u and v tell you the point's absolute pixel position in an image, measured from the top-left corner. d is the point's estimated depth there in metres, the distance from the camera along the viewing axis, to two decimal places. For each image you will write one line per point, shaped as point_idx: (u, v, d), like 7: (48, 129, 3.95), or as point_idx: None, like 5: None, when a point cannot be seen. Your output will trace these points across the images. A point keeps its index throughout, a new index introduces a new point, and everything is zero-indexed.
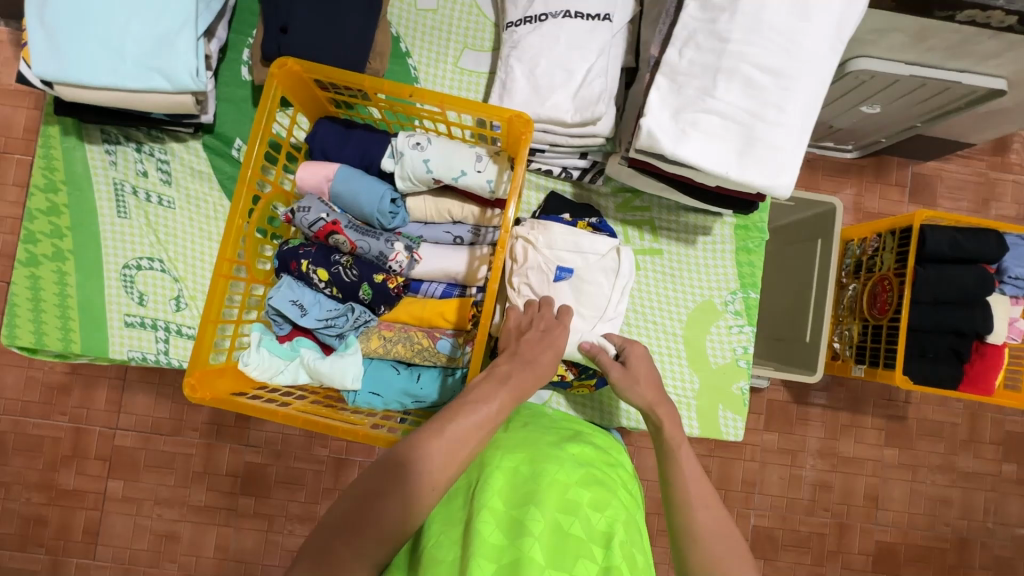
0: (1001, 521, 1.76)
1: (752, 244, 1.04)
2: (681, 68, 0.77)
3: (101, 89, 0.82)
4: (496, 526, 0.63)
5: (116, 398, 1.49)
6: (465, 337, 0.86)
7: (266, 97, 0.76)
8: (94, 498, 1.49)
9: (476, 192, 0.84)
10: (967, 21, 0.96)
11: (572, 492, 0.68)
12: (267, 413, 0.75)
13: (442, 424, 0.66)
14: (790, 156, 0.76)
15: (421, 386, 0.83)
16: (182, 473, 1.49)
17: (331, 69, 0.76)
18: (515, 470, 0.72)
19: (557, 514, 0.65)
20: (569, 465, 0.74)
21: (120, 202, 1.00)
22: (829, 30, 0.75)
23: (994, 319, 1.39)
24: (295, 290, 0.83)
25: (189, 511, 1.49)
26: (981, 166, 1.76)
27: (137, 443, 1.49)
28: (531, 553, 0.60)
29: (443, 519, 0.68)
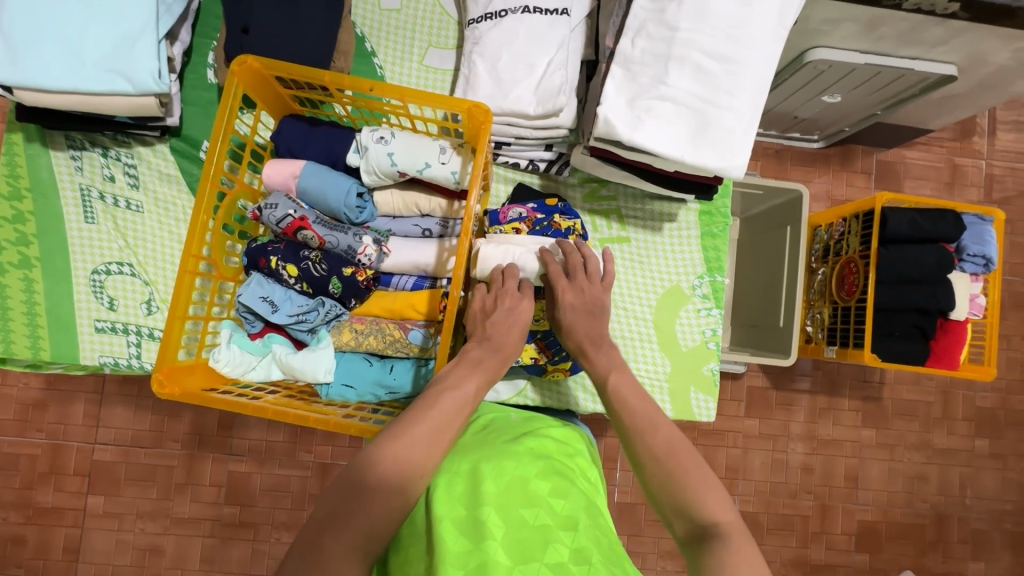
0: (977, 495, 1.81)
1: (716, 229, 1.06)
2: (634, 58, 0.79)
3: (63, 93, 0.82)
4: (458, 532, 0.63)
5: (94, 412, 1.48)
6: (436, 328, 0.87)
7: (227, 95, 0.76)
8: (73, 515, 1.47)
9: (441, 184, 0.85)
10: (913, 8, 1.01)
11: (532, 485, 0.68)
12: (238, 406, 0.75)
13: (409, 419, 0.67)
14: (742, 138, 0.79)
15: (394, 376, 0.84)
16: (163, 486, 1.47)
17: (293, 67, 0.75)
18: (472, 471, 0.71)
19: (520, 509, 0.65)
20: (526, 459, 0.73)
21: (87, 207, 0.99)
22: (772, 17, 0.77)
23: (956, 296, 1.43)
24: (265, 286, 0.84)
25: (172, 523, 1.47)
26: (942, 151, 1.82)
27: (116, 457, 1.47)
28: (495, 555, 0.60)
29: (413, 534, 0.68)
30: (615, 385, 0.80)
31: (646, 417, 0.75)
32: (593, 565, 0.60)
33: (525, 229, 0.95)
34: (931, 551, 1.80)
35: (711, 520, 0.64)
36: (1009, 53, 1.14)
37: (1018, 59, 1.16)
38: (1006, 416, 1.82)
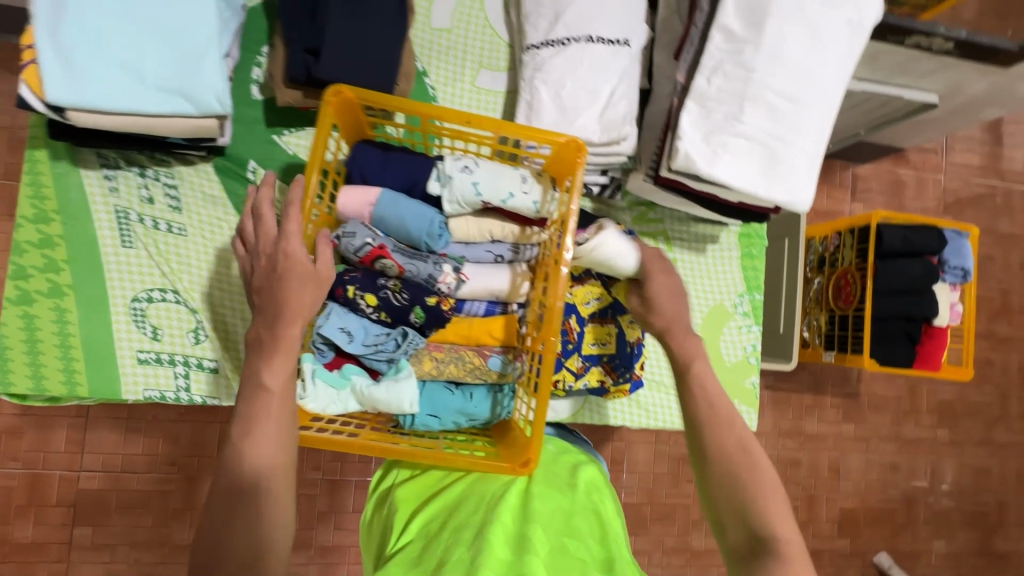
0: (938, 480, 2.00)
1: (755, 250, 1.13)
2: (710, 95, 0.83)
3: (118, 114, 0.76)
4: (506, 542, 0.65)
5: (79, 438, 1.36)
6: (512, 353, 0.89)
7: (321, 124, 0.73)
8: (58, 549, 1.35)
9: (520, 213, 0.86)
10: (913, 45, 1.12)
11: (576, 518, 0.71)
12: (343, 444, 0.74)
13: (260, 386, 0.65)
14: (806, 173, 0.85)
15: (475, 404, 0.86)
16: (160, 512, 1.39)
17: (388, 97, 0.74)
18: (527, 489, 0.76)
19: (563, 538, 0.67)
20: (573, 495, 0.76)
21: (125, 230, 0.93)
22: (836, 60, 0.83)
23: (940, 304, 1.57)
24: (343, 316, 0.82)
25: (171, 551, 1.40)
26: (906, 170, 1.98)
27: (105, 485, 1.37)
28: (534, 566, 0.60)
29: (449, 529, 0.70)
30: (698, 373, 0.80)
31: (718, 409, 0.77)
32: None
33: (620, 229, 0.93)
34: (901, 533, 1.97)
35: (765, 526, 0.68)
36: (984, 84, 1.27)
37: (990, 90, 1.29)
38: (961, 407, 2.02)
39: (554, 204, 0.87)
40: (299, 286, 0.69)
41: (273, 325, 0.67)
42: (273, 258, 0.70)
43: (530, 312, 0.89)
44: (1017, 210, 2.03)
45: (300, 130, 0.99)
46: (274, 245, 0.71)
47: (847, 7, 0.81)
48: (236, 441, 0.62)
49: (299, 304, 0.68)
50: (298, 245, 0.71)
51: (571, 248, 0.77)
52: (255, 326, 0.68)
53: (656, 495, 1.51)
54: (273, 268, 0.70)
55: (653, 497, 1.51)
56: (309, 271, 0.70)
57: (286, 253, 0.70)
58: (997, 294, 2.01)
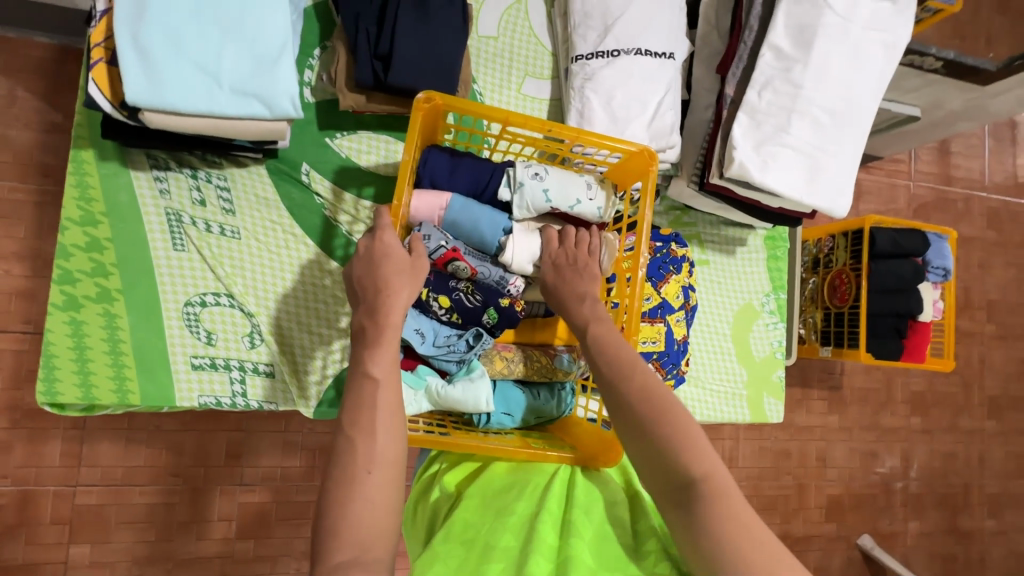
0: (909, 465, 2.16)
1: (779, 252, 1.21)
2: (761, 108, 0.89)
3: (194, 116, 0.76)
4: (553, 526, 0.69)
5: (75, 451, 1.24)
6: (576, 352, 0.93)
7: (413, 129, 0.74)
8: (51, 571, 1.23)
9: (583, 218, 0.89)
10: (907, 63, 1.23)
11: (618, 509, 0.75)
12: (432, 442, 0.77)
13: (366, 374, 0.65)
14: (845, 182, 0.92)
15: (544, 401, 0.89)
16: (163, 526, 1.29)
17: (479, 105, 0.76)
18: (571, 478, 0.79)
19: (605, 526, 0.71)
20: (616, 488, 0.80)
21: (177, 233, 0.91)
22: (872, 80, 0.91)
23: (924, 301, 1.70)
24: (417, 319, 0.85)
25: (175, 566, 1.30)
26: (876, 176, 2.10)
27: (104, 500, 1.25)
28: (578, 551, 0.65)
29: (492, 511, 0.74)
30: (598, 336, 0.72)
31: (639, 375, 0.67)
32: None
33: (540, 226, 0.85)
34: (880, 516, 2.11)
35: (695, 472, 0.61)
36: (962, 101, 1.39)
37: (966, 106, 1.41)
38: (932, 397, 2.18)
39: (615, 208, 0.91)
40: (397, 276, 0.69)
41: (375, 315, 0.67)
42: (367, 246, 0.71)
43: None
44: (975, 214, 2.20)
45: (353, 133, 1.00)
46: (364, 235, 0.72)
47: (883, 32, 0.90)
48: (348, 428, 0.62)
49: (399, 297, 0.69)
50: (394, 239, 0.72)
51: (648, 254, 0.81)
52: (358, 315, 0.68)
53: None
54: (367, 256, 0.71)
55: None
56: (405, 260, 0.71)
57: (382, 243, 0.71)
58: (961, 292, 2.18)
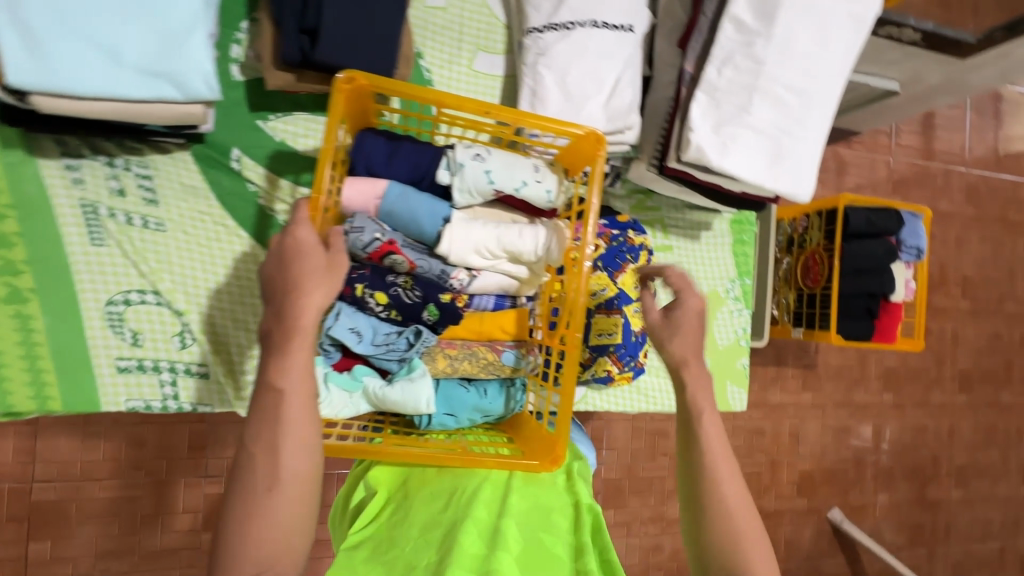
0: (880, 440, 2.18)
1: (745, 236, 1.17)
2: (721, 86, 0.83)
3: (93, 99, 0.69)
4: (478, 536, 0.66)
5: (28, 447, 1.20)
6: (525, 347, 0.89)
7: (334, 114, 0.68)
8: (10, 566, 1.19)
9: (532, 203, 0.84)
10: (885, 36, 1.16)
11: (554, 515, 0.72)
12: (365, 451, 0.74)
13: (271, 385, 0.60)
14: (808, 165, 0.87)
15: (489, 400, 0.85)
16: (128, 520, 1.25)
17: (405, 83, 0.70)
18: (505, 483, 0.77)
19: (537, 532, 0.68)
20: (555, 492, 0.78)
21: (93, 226, 0.84)
22: (839, 55, 0.85)
23: (896, 281, 1.68)
24: (352, 317, 0.79)
25: (141, 560, 1.26)
26: (857, 151, 2.04)
27: (62, 495, 1.22)
28: (501, 565, 0.61)
29: (418, 525, 0.71)
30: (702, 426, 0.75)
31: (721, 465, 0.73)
32: None
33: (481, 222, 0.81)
34: (852, 489, 2.14)
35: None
36: (942, 74, 1.32)
37: (946, 79, 1.35)
38: (905, 372, 2.19)
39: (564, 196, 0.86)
40: (309, 274, 0.65)
41: (282, 318, 0.62)
42: (280, 243, 0.67)
43: (540, 306, 0.90)
44: (953, 189, 2.17)
45: (287, 115, 0.92)
46: (276, 230, 0.67)
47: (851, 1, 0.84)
48: (251, 444, 0.59)
49: (311, 297, 0.64)
50: (309, 234, 0.67)
51: (594, 236, 0.75)
52: (266, 319, 0.64)
53: (635, 469, 1.55)
54: (280, 254, 0.66)
55: (632, 471, 1.55)
56: (322, 256, 0.66)
57: (295, 238, 0.66)
58: (936, 268, 2.16)
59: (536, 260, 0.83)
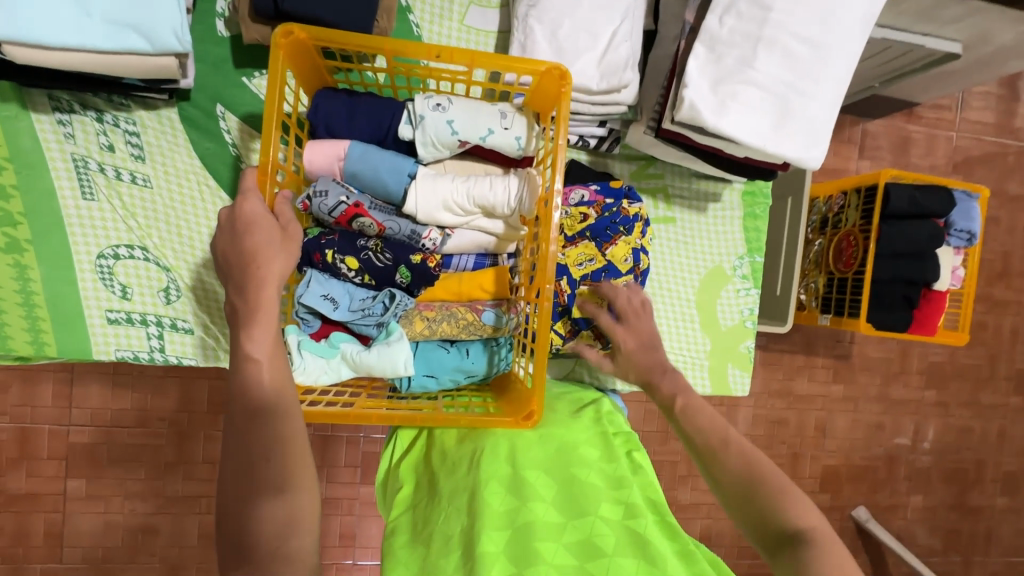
0: (920, 438, 1.98)
1: (757, 210, 1.09)
2: (722, 37, 0.75)
3: (67, 51, 0.70)
4: (503, 490, 0.66)
5: (66, 392, 1.28)
6: (506, 305, 0.85)
7: (275, 72, 0.67)
8: (52, 499, 1.29)
9: (503, 152, 0.81)
10: None
11: (582, 449, 0.73)
12: (338, 416, 0.72)
13: (246, 356, 0.60)
14: (820, 129, 0.79)
15: (472, 360, 0.83)
16: (153, 465, 1.32)
17: (347, 33, 0.69)
18: (517, 435, 0.75)
19: (569, 471, 0.69)
20: (580, 428, 0.77)
21: (85, 180, 0.86)
22: (863, 2, 0.76)
23: (941, 268, 1.53)
24: (325, 284, 0.79)
25: (165, 502, 1.33)
26: (916, 125, 1.83)
27: (95, 439, 1.30)
28: (537, 511, 0.63)
29: (447, 492, 0.69)
30: (684, 404, 0.76)
31: (711, 429, 0.71)
32: (647, 519, 0.61)
33: (448, 176, 0.80)
34: (881, 488, 1.96)
35: (799, 525, 0.60)
36: (1014, 34, 1.12)
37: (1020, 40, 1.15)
38: (952, 369, 1.98)
39: (538, 141, 0.81)
40: (269, 243, 0.64)
41: (246, 291, 0.61)
42: (229, 217, 0.64)
43: (521, 262, 0.86)
44: None
45: None
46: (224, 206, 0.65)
47: None
48: (240, 417, 0.57)
49: (270, 266, 0.62)
50: (260, 205, 0.65)
51: (562, 176, 0.72)
52: (229, 297, 0.62)
53: None
54: (230, 227, 0.64)
55: None
56: (274, 227, 0.65)
57: (244, 211, 0.64)
58: (998, 257, 1.95)
59: (510, 212, 0.81)
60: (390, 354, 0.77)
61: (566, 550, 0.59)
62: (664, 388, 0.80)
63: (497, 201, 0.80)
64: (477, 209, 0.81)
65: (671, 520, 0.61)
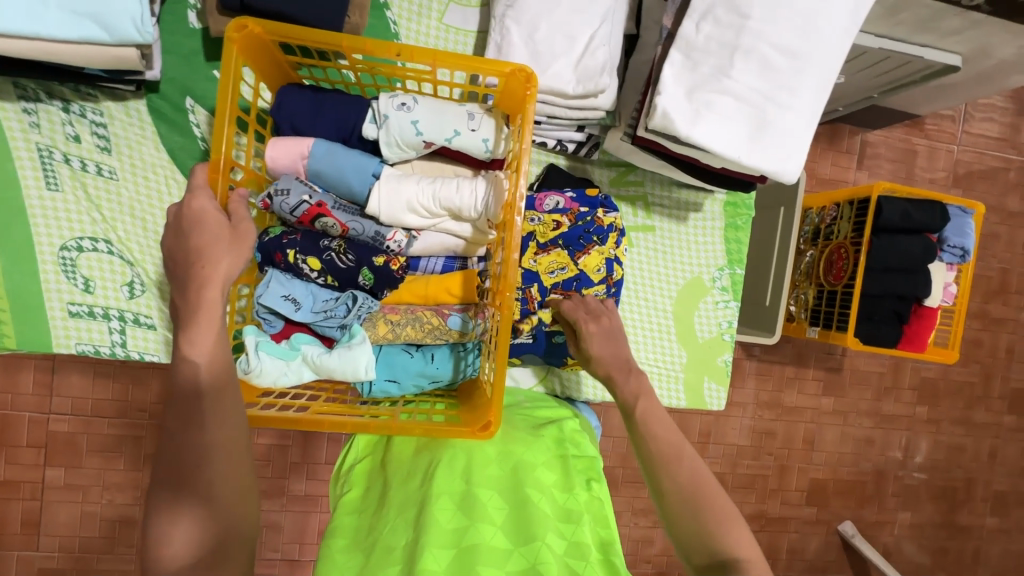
0: (911, 454, 1.95)
1: (739, 221, 1.07)
2: (698, 44, 0.73)
3: (19, 39, 0.68)
4: (453, 507, 0.63)
5: (47, 380, 1.27)
6: (473, 311, 0.83)
7: (229, 65, 0.66)
8: (30, 487, 1.28)
9: (471, 154, 0.79)
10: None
11: (539, 471, 0.70)
12: (291, 421, 0.69)
13: (184, 359, 0.57)
14: (798, 142, 0.76)
15: (436, 366, 0.80)
16: (131, 456, 1.30)
17: (306, 29, 0.67)
18: (473, 453, 0.72)
19: (524, 492, 0.66)
20: (539, 447, 0.74)
21: (49, 171, 0.85)
22: (844, 12, 0.74)
23: (933, 284, 1.50)
24: (286, 284, 0.76)
25: (142, 494, 1.31)
26: (918, 137, 1.79)
27: (74, 428, 1.28)
28: (484, 536, 0.60)
29: (395, 505, 0.67)
30: (644, 410, 0.76)
31: (669, 442, 0.73)
32: (590, 558, 0.59)
33: (413, 178, 0.78)
34: (868, 503, 1.93)
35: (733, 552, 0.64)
36: (1014, 48, 1.09)
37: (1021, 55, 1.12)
38: (945, 386, 1.94)
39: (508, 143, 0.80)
40: (216, 240, 0.62)
41: (187, 292, 0.59)
42: (177, 214, 0.63)
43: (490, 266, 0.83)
44: None
45: None
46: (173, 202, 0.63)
47: None
48: (175, 426, 0.54)
49: (216, 267, 0.60)
50: (211, 202, 0.64)
51: (527, 181, 0.70)
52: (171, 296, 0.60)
53: (629, 460, 1.41)
54: (177, 225, 0.62)
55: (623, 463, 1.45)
56: (223, 226, 0.63)
57: (191, 209, 0.62)
58: (996, 274, 1.91)
59: (477, 216, 0.79)
60: (350, 355, 0.74)
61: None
62: (625, 387, 0.80)
63: (463, 205, 0.78)
64: (443, 212, 0.79)
65: (615, 562, 0.60)
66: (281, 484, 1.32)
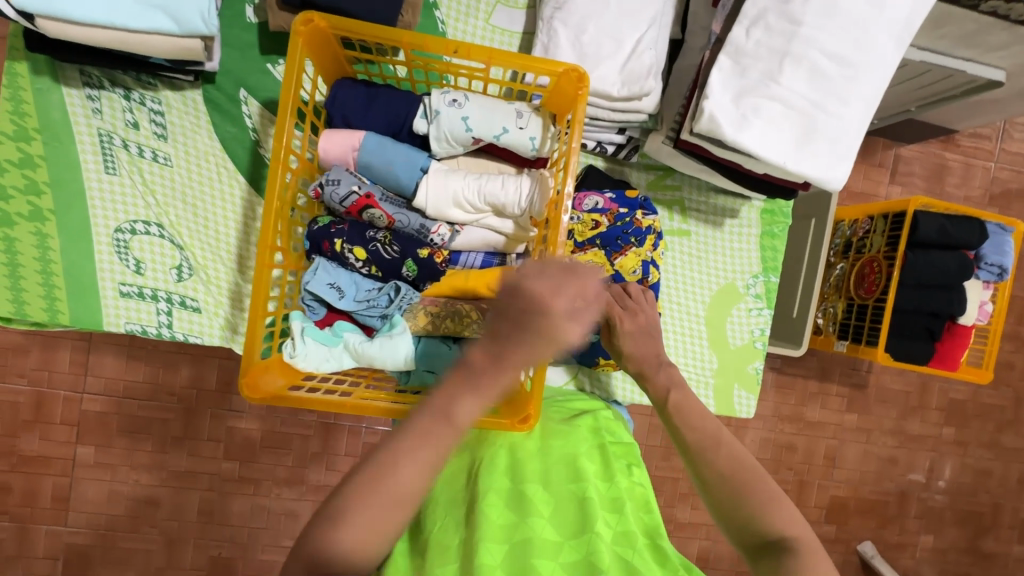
0: (935, 476, 1.90)
1: (776, 229, 1.06)
2: (748, 50, 0.74)
3: (95, 27, 0.71)
4: (503, 504, 0.65)
5: (82, 360, 1.31)
6: None
7: (294, 58, 0.68)
8: (63, 464, 1.31)
9: (516, 151, 0.81)
10: (988, 11, 0.91)
11: (581, 460, 0.71)
12: (334, 405, 0.71)
13: (448, 414, 0.52)
14: (844, 150, 0.76)
15: None
16: (160, 438, 1.33)
17: (367, 24, 0.69)
18: (514, 448, 0.74)
19: (568, 485, 0.67)
20: (579, 437, 0.76)
21: (108, 155, 0.88)
22: (898, 21, 0.73)
23: (967, 302, 1.47)
24: (332, 272, 0.79)
25: (168, 476, 1.34)
26: (954, 154, 1.76)
27: (107, 408, 1.32)
28: (539, 528, 0.62)
29: (441, 502, 0.68)
30: (677, 402, 0.76)
31: (706, 429, 0.71)
32: (640, 546, 0.62)
33: (459, 173, 0.80)
34: (890, 524, 1.89)
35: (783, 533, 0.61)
36: None
37: None
38: (973, 409, 1.90)
39: (554, 143, 0.82)
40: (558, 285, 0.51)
41: (490, 373, 0.51)
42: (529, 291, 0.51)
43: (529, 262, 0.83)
44: None
45: None
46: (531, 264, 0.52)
47: None
48: (389, 451, 0.52)
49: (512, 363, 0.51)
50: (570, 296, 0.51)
51: (574, 180, 0.71)
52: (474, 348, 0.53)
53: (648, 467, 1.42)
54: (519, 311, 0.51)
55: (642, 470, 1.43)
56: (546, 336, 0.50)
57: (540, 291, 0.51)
58: None
59: (520, 213, 0.80)
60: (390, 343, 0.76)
61: (564, 570, 0.59)
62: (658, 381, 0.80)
63: (508, 200, 0.79)
64: (488, 207, 0.81)
65: (664, 545, 0.62)
66: (304, 472, 1.36)
